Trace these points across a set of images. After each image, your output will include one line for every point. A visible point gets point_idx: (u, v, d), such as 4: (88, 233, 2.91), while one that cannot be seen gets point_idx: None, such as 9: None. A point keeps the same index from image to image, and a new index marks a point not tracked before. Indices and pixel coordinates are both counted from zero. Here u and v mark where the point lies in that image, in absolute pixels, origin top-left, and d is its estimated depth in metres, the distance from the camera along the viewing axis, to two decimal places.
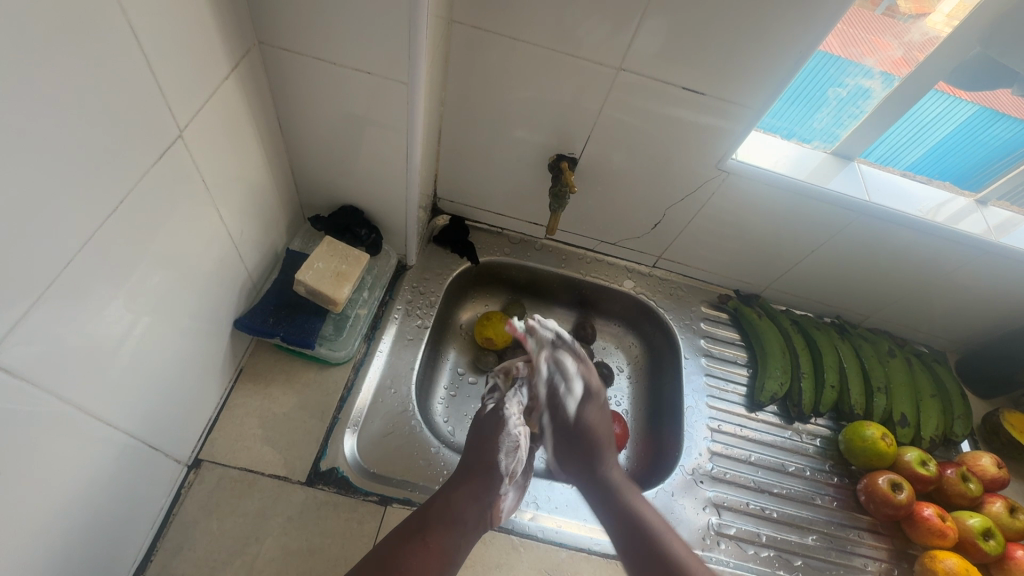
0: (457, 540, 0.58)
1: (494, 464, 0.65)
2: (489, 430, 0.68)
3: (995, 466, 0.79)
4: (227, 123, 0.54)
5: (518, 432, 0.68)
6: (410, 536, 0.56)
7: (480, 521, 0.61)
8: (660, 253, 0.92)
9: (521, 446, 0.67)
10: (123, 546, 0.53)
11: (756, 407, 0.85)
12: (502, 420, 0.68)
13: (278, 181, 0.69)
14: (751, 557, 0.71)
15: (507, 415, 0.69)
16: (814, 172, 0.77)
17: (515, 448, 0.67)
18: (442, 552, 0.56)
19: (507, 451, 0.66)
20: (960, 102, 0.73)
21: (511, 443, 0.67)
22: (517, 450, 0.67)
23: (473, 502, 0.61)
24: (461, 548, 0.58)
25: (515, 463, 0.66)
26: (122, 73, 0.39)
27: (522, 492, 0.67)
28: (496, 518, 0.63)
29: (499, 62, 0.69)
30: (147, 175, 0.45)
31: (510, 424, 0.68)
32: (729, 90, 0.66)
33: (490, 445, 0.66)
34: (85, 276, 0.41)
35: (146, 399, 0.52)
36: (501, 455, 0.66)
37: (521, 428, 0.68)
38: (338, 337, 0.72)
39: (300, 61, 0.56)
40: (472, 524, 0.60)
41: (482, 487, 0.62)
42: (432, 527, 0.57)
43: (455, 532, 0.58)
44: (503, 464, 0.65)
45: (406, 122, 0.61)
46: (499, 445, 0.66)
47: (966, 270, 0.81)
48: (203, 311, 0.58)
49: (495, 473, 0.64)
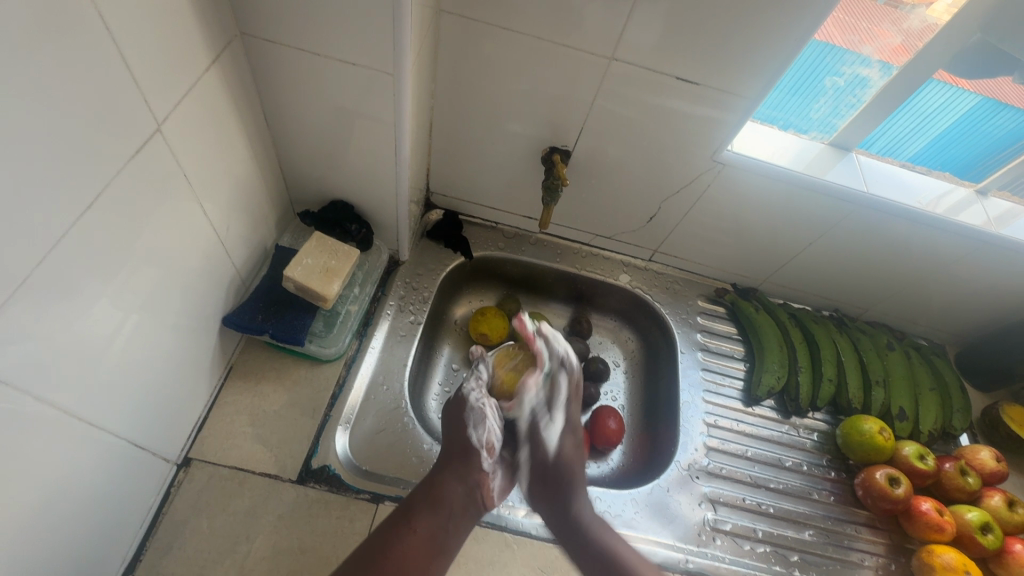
0: (444, 523, 0.58)
1: (466, 441, 0.64)
2: (455, 413, 0.67)
3: (994, 459, 0.78)
4: (210, 116, 0.53)
5: (483, 404, 0.66)
6: (397, 521, 0.57)
7: (468, 504, 0.61)
8: (655, 247, 0.91)
9: (489, 418, 0.66)
10: (111, 546, 0.52)
11: (753, 402, 0.84)
12: (464, 399, 0.68)
13: (266, 176, 0.68)
14: (747, 552, 0.70)
15: (467, 393, 0.68)
16: (811, 163, 0.75)
17: (482, 421, 0.66)
18: (430, 535, 0.57)
19: (473, 424, 0.65)
20: (963, 92, 0.71)
21: (477, 416, 0.66)
22: (485, 421, 0.65)
23: (458, 483, 0.61)
24: (451, 533, 0.58)
25: (488, 434, 0.65)
26: (95, 64, 0.38)
27: (512, 469, 0.67)
28: (486, 502, 0.63)
29: (489, 52, 0.68)
30: (125, 170, 0.44)
31: (472, 399, 0.67)
32: (724, 80, 0.65)
33: (459, 424, 0.66)
34: (64, 273, 0.40)
35: (132, 398, 0.52)
36: (470, 430, 0.65)
37: (485, 400, 0.67)
38: (329, 334, 0.72)
39: (284, 53, 0.55)
40: (460, 506, 0.60)
41: (462, 467, 0.62)
42: (418, 511, 0.58)
43: (441, 514, 0.58)
44: (475, 439, 0.65)
45: (393, 115, 0.60)
46: (466, 420, 0.66)
47: (965, 262, 0.80)
48: (190, 308, 0.58)
49: (470, 448, 0.64)
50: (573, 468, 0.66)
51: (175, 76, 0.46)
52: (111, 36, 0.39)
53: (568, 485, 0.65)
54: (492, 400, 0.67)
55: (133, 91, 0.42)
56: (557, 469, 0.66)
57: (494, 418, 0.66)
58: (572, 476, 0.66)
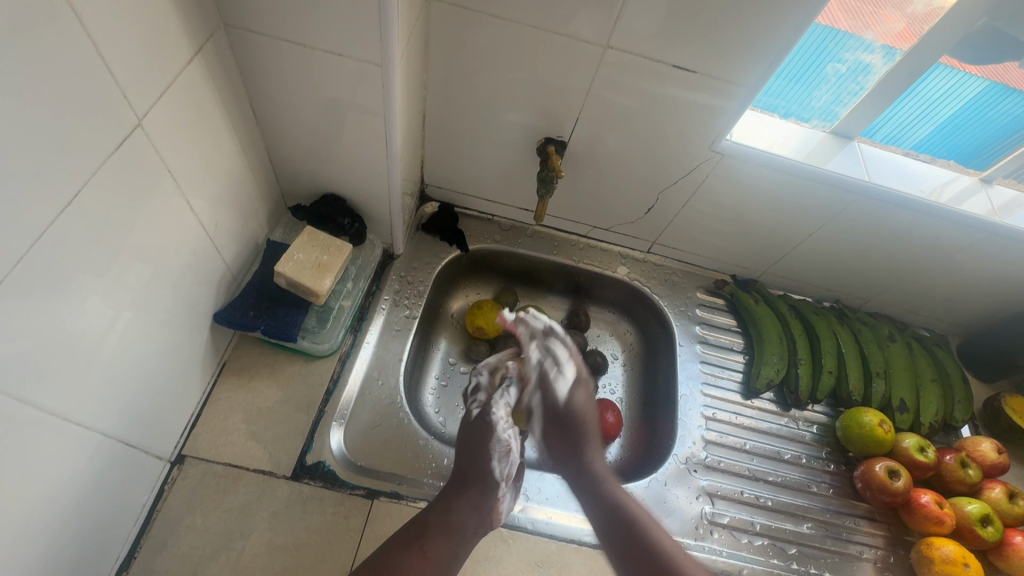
0: (454, 550, 0.57)
1: (489, 470, 0.64)
2: (477, 439, 0.67)
3: (995, 451, 0.77)
4: (193, 110, 0.52)
5: (508, 435, 0.68)
6: (410, 543, 0.55)
7: (480, 531, 0.60)
8: (654, 238, 0.90)
9: (512, 450, 0.67)
10: (105, 545, 0.52)
11: (752, 395, 0.83)
12: (489, 424, 0.68)
13: (256, 170, 0.67)
14: (745, 546, 0.70)
15: (495, 420, 0.68)
16: (812, 153, 0.74)
17: (506, 452, 0.66)
18: (439, 561, 0.55)
19: (498, 456, 0.65)
20: (970, 77, 0.69)
21: (502, 448, 0.66)
22: (510, 454, 0.66)
23: (475, 513, 0.60)
24: (458, 560, 0.57)
25: (508, 467, 0.66)
26: (67, 59, 0.37)
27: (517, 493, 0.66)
28: (496, 521, 0.62)
29: (481, 41, 0.66)
30: (103, 168, 0.43)
31: (500, 428, 0.68)
32: (722, 68, 0.64)
33: (482, 453, 0.65)
34: (46, 272, 0.40)
35: (122, 398, 0.51)
36: (493, 460, 0.65)
37: (510, 432, 0.68)
38: (321, 329, 0.71)
39: (269, 44, 0.54)
40: (471, 534, 0.59)
41: (482, 497, 0.61)
42: (432, 536, 0.57)
43: (454, 541, 0.57)
44: (499, 471, 0.64)
45: (383, 106, 0.58)
46: (491, 449, 0.66)
47: (968, 252, 0.79)
48: (181, 306, 0.57)
49: (492, 481, 0.63)
50: (585, 416, 0.71)
51: (154, 67, 0.45)
52: (86, 30, 0.38)
53: (582, 437, 0.70)
54: (517, 433, 0.69)
55: (110, 84, 0.41)
56: (568, 416, 0.71)
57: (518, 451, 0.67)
58: (584, 423, 0.71)
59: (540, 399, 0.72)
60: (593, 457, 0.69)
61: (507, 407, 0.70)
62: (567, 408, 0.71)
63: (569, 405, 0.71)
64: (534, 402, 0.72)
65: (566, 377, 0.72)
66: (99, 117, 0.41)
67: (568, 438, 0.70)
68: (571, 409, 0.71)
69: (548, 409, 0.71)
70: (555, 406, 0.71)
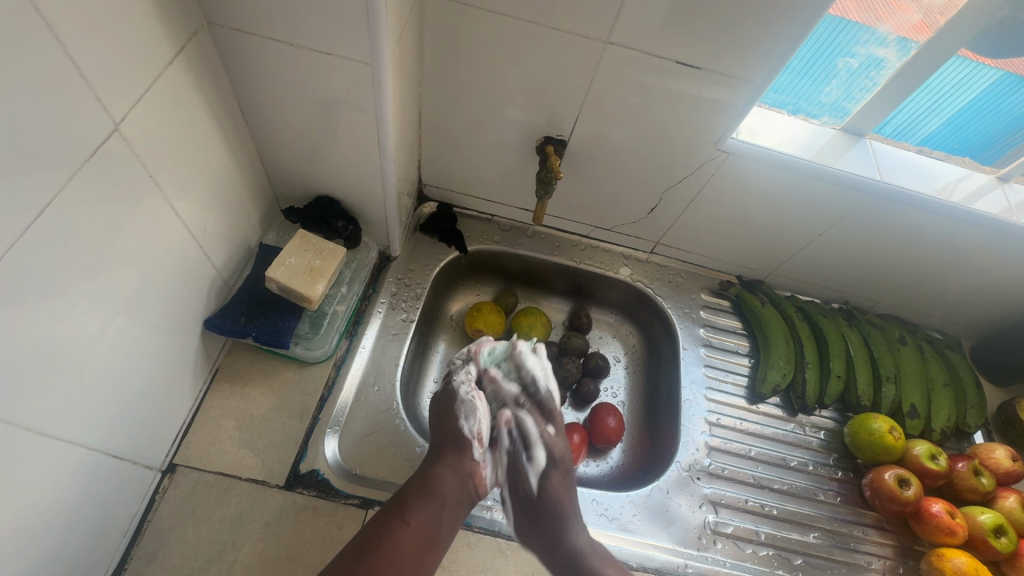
0: (438, 515, 0.57)
1: (459, 432, 0.62)
2: (444, 404, 0.65)
3: (1010, 459, 0.75)
4: (177, 112, 0.50)
5: (472, 396, 0.64)
6: (390, 515, 0.56)
7: (462, 494, 0.60)
8: (658, 238, 0.88)
9: (478, 410, 0.63)
10: (93, 559, 0.51)
11: (758, 400, 0.81)
12: (453, 392, 0.65)
13: (246, 173, 0.65)
14: (749, 556, 0.68)
15: (456, 386, 0.65)
16: (821, 151, 0.71)
17: (472, 411, 0.63)
18: (423, 528, 0.56)
19: (465, 415, 0.63)
20: (983, 68, 0.66)
21: (467, 408, 0.63)
22: (477, 412, 0.63)
23: (453, 475, 0.60)
24: (444, 525, 0.57)
25: (478, 424, 0.63)
26: (36, 62, 0.35)
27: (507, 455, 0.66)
28: (482, 489, 0.62)
29: (477, 37, 0.64)
30: (80, 175, 0.41)
31: (461, 393, 0.64)
32: (728, 64, 0.61)
33: (448, 415, 0.64)
34: (22, 283, 0.38)
35: (111, 410, 0.50)
36: (461, 421, 0.63)
37: (475, 394, 0.64)
38: (315, 335, 0.69)
39: (255, 43, 0.52)
40: (454, 496, 0.59)
41: (456, 458, 0.61)
42: (410, 503, 0.57)
43: (433, 505, 0.57)
44: (467, 429, 0.63)
45: (376, 106, 0.56)
46: (457, 412, 0.63)
47: (982, 253, 0.76)
48: (170, 313, 0.56)
49: (463, 439, 0.62)
50: (563, 500, 0.61)
51: (132, 66, 0.43)
52: (53, 30, 0.36)
53: (557, 518, 0.60)
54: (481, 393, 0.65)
55: (83, 86, 0.39)
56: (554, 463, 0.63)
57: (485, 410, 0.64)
58: (563, 510, 0.61)
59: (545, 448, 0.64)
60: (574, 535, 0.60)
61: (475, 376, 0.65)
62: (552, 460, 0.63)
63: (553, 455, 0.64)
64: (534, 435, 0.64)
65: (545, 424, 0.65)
66: (70, 120, 0.39)
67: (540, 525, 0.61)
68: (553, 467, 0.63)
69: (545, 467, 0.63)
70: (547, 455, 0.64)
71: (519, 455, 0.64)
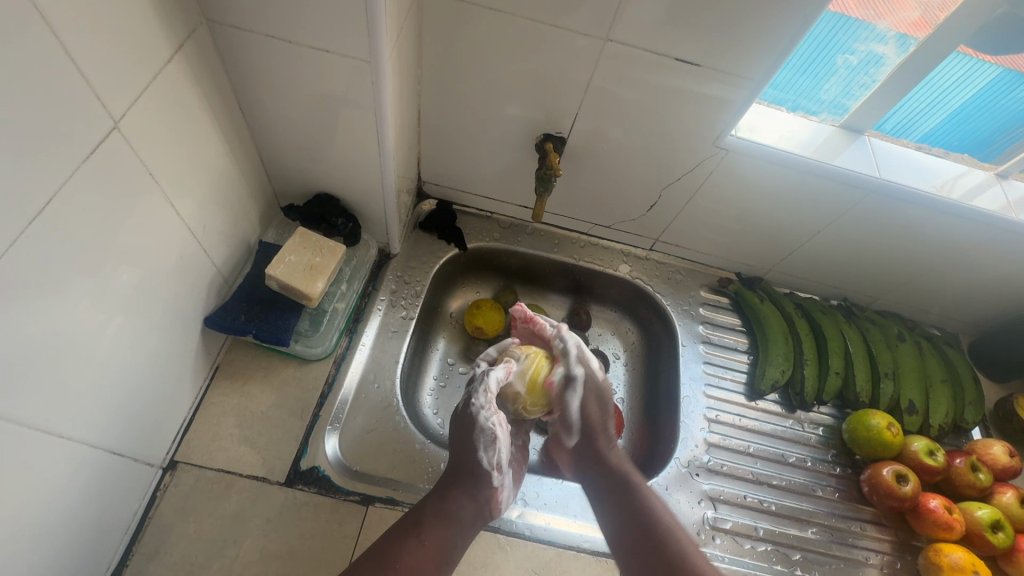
0: (452, 539, 0.56)
1: (477, 464, 0.61)
2: (463, 431, 0.64)
3: (1007, 454, 0.75)
4: (175, 110, 0.50)
5: (493, 424, 0.63)
6: (405, 532, 0.55)
7: (477, 518, 0.59)
8: (657, 235, 0.88)
9: (499, 438, 0.62)
10: (95, 556, 0.51)
11: (757, 397, 0.81)
12: (473, 418, 0.63)
13: (246, 171, 0.65)
14: (748, 552, 0.69)
15: (477, 411, 0.63)
16: (820, 148, 0.71)
17: (492, 442, 0.62)
18: (438, 549, 0.55)
19: (484, 446, 0.62)
20: (983, 64, 0.66)
21: (488, 437, 0.62)
22: (496, 443, 0.62)
23: (470, 502, 0.59)
24: (458, 547, 0.57)
25: (497, 455, 0.62)
26: (34, 59, 0.35)
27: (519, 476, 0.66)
28: (496, 511, 0.62)
29: (476, 34, 0.64)
30: (78, 173, 0.41)
31: (483, 418, 0.63)
32: (727, 60, 0.61)
33: (468, 444, 0.63)
34: (21, 281, 0.38)
35: (112, 408, 0.50)
36: (480, 449, 0.62)
37: (496, 419, 0.63)
38: (315, 333, 0.70)
39: (254, 40, 0.52)
40: (470, 522, 0.59)
41: (473, 487, 0.60)
42: (427, 525, 0.56)
43: (450, 530, 0.57)
44: (486, 461, 0.61)
45: (375, 103, 0.56)
46: (476, 440, 0.62)
47: (981, 250, 0.76)
48: (171, 311, 0.56)
49: (480, 469, 0.61)
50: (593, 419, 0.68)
51: (129, 63, 0.43)
52: (51, 29, 0.36)
53: (602, 438, 0.67)
54: (502, 419, 0.64)
55: (80, 83, 0.39)
56: (585, 428, 0.68)
57: (505, 440, 0.63)
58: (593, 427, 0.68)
59: (577, 401, 0.68)
60: (617, 458, 0.66)
61: (488, 393, 0.64)
62: (581, 423, 0.68)
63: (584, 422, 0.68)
64: (575, 381, 0.68)
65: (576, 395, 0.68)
66: (68, 118, 0.39)
67: (585, 438, 0.67)
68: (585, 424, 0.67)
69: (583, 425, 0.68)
70: (581, 408, 0.68)
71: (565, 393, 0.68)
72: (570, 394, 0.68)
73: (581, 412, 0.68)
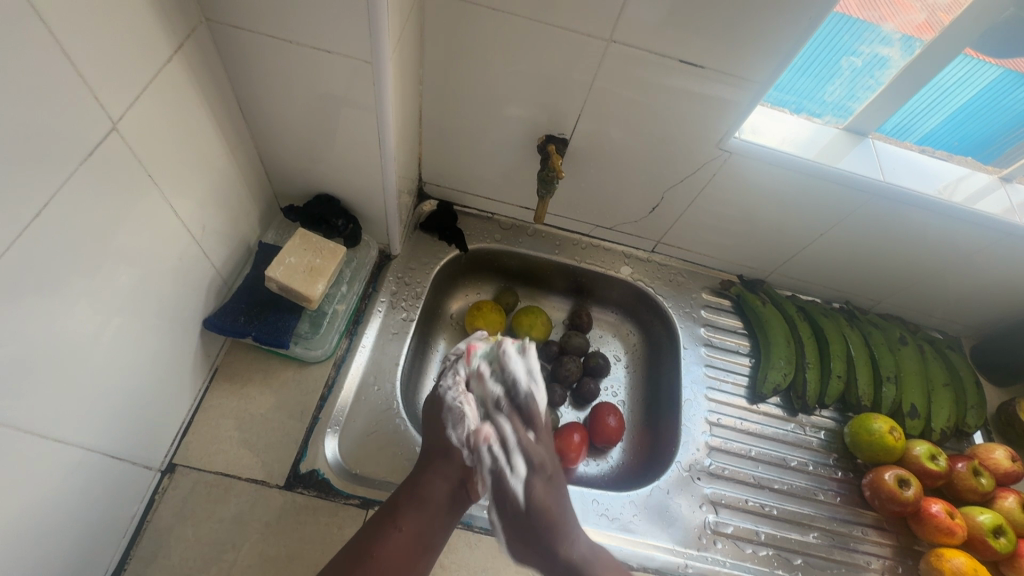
0: (429, 521, 0.57)
1: (448, 441, 0.62)
2: (434, 413, 0.65)
3: (1009, 459, 0.75)
4: (174, 110, 0.49)
5: (460, 402, 0.63)
6: (383, 519, 0.56)
7: (455, 500, 0.59)
8: (659, 237, 0.88)
9: (467, 415, 0.62)
10: (93, 560, 0.51)
11: (758, 400, 0.81)
12: (441, 399, 0.65)
13: (245, 171, 0.65)
14: (749, 556, 0.68)
15: (444, 392, 0.65)
16: (823, 150, 0.71)
17: (460, 418, 0.63)
18: (415, 531, 0.56)
19: (452, 424, 0.63)
20: (985, 65, 0.66)
21: (455, 415, 0.63)
22: (465, 419, 0.62)
23: (444, 481, 0.59)
24: (436, 531, 0.58)
25: (467, 432, 0.62)
26: (31, 58, 0.34)
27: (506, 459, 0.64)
28: (476, 494, 0.61)
29: (478, 34, 0.63)
30: (76, 175, 0.40)
31: (449, 399, 0.64)
32: (731, 62, 0.61)
33: (438, 425, 0.63)
34: (18, 285, 0.37)
35: (111, 411, 0.50)
36: (450, 429, 0.62)
37: (462, 396, 0.63)
38: (315, 335, 0.69)
39: (255, 40, 0.52)
40: (445, 503, 0.59)
41: (446, 465, 0.60)
42: (403, 509, 0.57)
43: (426, 512, 0.57)
44: (455, 438, 0.62)
45: (376, 103, 0.56)
46: (445, 420, 0.63)
47: (984, 254, 0.76)
48: (169, 313, 0.55)
49: (452, 449, 0.61)
50: (551, 509, 0.59)
51: (130, 64, 0.43)
52: (50, 29, 0.35)
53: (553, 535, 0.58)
54: (470, 397, 0.64)
55: (80, 84, 0.39)
56: (530, 518, 0.59)
57: (474, 415, 0.63)
58: (553, 519, 0.59)
59: (525, 456, 0.61)
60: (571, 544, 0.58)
61: (459, 375, 0.65)
62: (530, 510, 0.59)
63: (530, 507, 0.59)
64: (512, 440, 0.61)
65: (518, 471, 0.60)
66: (66, 119, 0.38)
67: (529, 532, 0.59)
68: (534, 510, 0.59)
69: (510, 515, 0.60)
70: (526, 462, 0.61)
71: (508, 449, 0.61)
72: (509, 457, 0.61)
73: (528, 497, 0.60)
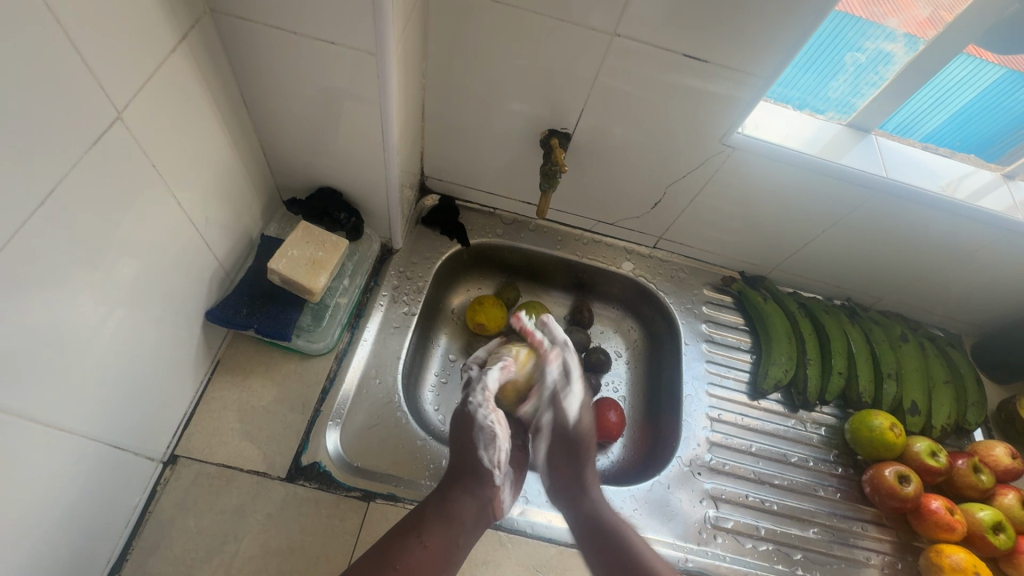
0: (454, 538, 0.57)
1: (477, 462, 0.62)
2: (463, 429, 0.65)
3: (1009, 456, 0.75)
4: (178, 101, 0.49)
5: (492, 422, 0.64)
6: (408, 533, 0.56)
7: (480, 519, 0.60)
8: (661, 233, 0.88)
9: (499, 436, 0.64)
10: (94, 551, 0.51)
11: (759, 396, 0.81)
12: (471, 415, 0.65)
13: (248, 163, 0.65)
14: (749, 551, 0.68)
15: (475, 409, 0.65)
16: (827, 146, 0.71)
17: (492, 440, 0.63)
18: (438, 550, 0.56)
19: (484, 445, 0.63)
20: (986, 64, 0.66)
21: (487, 435, 0.64)
22: (495, 441, 0.63)
23: (472, 501, 0.60)
24: (459, 548, 0.57)
25: (497, 454, 0.63)
26: (36, 45, 0.34)
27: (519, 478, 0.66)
28: (498, 512, 0.62)
29: (482, 27, 0.63)
30: (80, 165, 0.40)
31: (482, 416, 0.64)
32: (736, 56, 0.60)
33: (468, 443, 0.64)
34: (22, 272, 0.37)
35: (113, 401, 0.50)
36: (481, 450, 0.63)
37: (494, 416, 0.64)
38: (317, 328, 0.69)
39: (259, 31, 0.52)
40: (472, 522, 0.59)
41: (474, 486, 0.61)
42: (428, 525, 0.57)
43: (451, 530, 0.57)
44: (486, 459, 0.62)
45: (380, 96, 0.56)
46: (477, 440, 0.63)
47: (985, 252, 0.76)
48: (172, 305, 0.55)
49: (481, 469, 0.62)
50: (586, 439, 0.67)
51: (134, 53, 0.42)
52: (55, 16, 0.35)
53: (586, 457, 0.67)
54: (501, 417, 0.65)
55: (84, 73, 0.38)
56: (575, 437, 0.67)
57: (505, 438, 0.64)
58: (585, 448, 0.67)
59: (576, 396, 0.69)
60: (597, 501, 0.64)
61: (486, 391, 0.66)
62: (577, 429, 0.68)
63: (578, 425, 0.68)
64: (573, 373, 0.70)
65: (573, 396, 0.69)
66: (70, 108, 0.38)
67: (570, 453, 0.67)
68: (580, 431, 0.67)
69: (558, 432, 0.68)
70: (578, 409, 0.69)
71: (558, 392, 0.69)
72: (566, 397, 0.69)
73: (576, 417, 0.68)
